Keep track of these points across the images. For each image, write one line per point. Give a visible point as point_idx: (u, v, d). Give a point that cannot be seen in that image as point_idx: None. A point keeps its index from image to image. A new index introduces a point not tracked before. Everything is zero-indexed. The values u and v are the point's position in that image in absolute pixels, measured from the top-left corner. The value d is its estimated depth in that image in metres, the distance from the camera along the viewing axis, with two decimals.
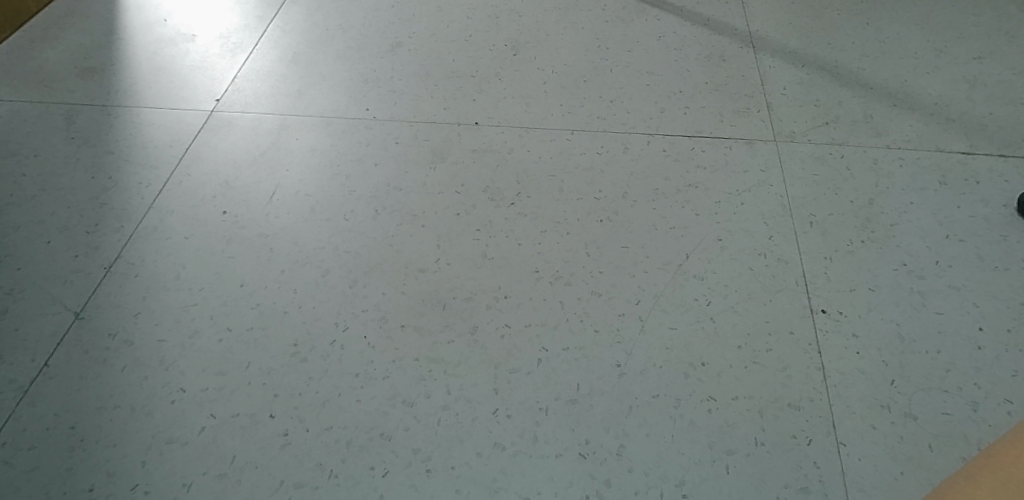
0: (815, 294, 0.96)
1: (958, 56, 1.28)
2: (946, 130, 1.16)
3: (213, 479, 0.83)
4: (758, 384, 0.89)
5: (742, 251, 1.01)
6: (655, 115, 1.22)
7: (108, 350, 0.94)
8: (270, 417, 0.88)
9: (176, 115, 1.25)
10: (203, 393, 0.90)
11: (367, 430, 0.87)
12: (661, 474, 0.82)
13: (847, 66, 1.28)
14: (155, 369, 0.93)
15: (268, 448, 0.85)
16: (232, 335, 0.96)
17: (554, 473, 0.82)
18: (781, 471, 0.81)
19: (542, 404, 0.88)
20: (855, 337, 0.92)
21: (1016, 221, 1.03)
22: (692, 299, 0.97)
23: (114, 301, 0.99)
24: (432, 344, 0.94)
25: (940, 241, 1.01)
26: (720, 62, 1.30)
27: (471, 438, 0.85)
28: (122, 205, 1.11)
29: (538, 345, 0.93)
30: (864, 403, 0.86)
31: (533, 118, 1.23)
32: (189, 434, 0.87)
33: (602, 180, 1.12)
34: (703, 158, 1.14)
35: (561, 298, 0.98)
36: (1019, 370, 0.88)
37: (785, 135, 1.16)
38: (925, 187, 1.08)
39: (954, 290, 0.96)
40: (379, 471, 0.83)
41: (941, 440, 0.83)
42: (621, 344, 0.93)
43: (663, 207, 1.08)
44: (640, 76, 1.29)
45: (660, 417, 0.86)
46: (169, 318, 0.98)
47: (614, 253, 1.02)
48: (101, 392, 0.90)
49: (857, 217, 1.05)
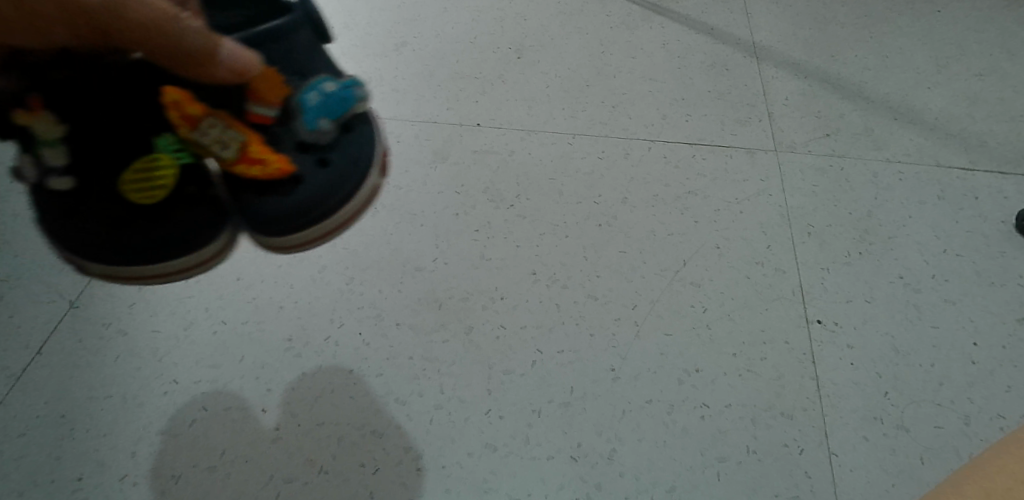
0: (811, 305, 0.96)
1: (960, 73, 1.28)
2: (947, 145, 1.16)
3: (205, 472, 0.84)
4: (751, 393, 0.89)
5: (740, 259, 1.01)
6: (656, 121, 1.22)
7: (102, 339, 0.94)
8: (262, 411, 0.88)
9: None
10: (196, 386, 0.90)
11: (359, 427, 0.87)
12: (652, 479, 0.83)
13: (850, 78, 1.28)
14: (148, 360, 0.92)
15: (260, 441, 0.86)
16: (227, 328, 0.95)
17: (545, 475, 0.84)
18: (771, 480, 0.83)
19: (535, 406, 0.88)
20: (850, 348, 0.92)
21: (1013, 238, 1.03)
22: (688, 305, 0.97)
23: (108, 291, 0.98)
24: (427, 344, 0.93)
25: (938, 255, 1.01)
26: (723, 70, 1.31)
27: (462, 438, 0.86)
28: None
29: (534, 347, 0.93)
30: (857, 415, 0.87)
31: (535, 120, 1.23)
32: (181, 426, 0.87)
33: (602, 185, 1.12)
34: (703, 166, 1.14)
35: (558, 301, 0.98)
36: (1013, 385, 0.89)
37: (786, 145, 1.16)
38: (924, 200, 1.08)
39: (950, 305, 0.96)
40: (370, 469, 0.84)
41: (932, 454, 0.84)
42: (616, 348, 0.93)
43: (662, 213, 1.08)
44: (643, 82, 1.29)
45: (652, 422, 0.87)
46: (163, 308, 0.97)
47: (612, 258, 1.02)
48: (94, 382, 0.91)
49: (856, 229, 1.05)
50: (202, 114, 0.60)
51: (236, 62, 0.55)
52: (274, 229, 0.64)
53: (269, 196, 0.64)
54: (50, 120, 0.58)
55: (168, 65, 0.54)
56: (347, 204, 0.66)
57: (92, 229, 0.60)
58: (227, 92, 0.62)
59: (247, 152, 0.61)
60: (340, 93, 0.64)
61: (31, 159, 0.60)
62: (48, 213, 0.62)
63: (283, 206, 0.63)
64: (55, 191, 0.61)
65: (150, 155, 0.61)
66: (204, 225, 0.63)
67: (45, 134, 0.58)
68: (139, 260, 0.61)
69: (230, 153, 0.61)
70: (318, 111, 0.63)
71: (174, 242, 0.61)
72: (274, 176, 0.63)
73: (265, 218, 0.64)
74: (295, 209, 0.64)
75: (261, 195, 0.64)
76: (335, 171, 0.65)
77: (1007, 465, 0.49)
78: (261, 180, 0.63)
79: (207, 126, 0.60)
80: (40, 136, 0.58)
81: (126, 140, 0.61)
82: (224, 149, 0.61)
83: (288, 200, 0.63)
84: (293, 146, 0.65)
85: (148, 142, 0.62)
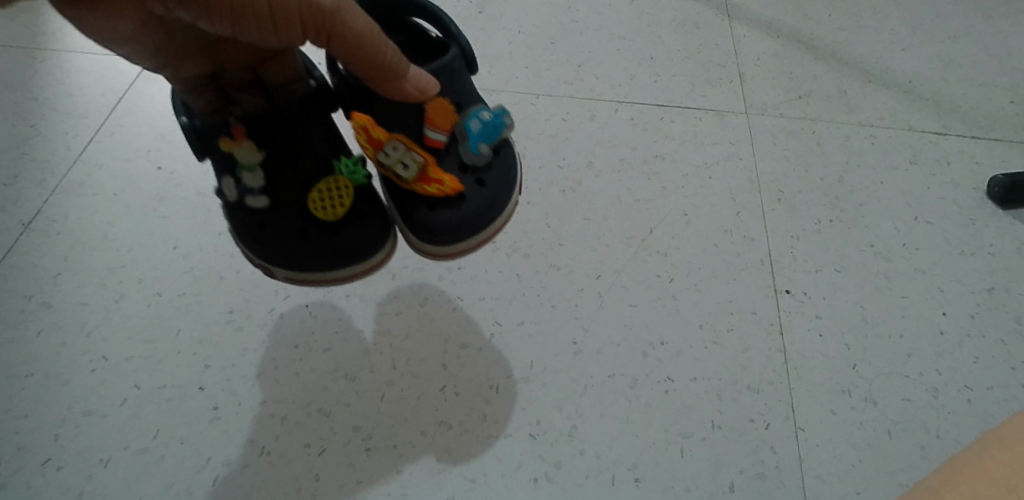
0: (780, 274, 0.93)
1: (934, 34, 1.24)
2: (920, 109, 1.12)
3: (135, 455, 0.78)
4: (717, 366, 0.85)
5: (708, 227, 0.97)
6: (624, 82, 1.16)
7: (23, 313, 0.87)
8: (200, 389, 0.82)
9: (111, 61, 1.12)
10: (127, 363, 0.83)
11: (305, 405, 0.81)
12: (614, 457, 0.80)
13: (824, 39, 1.23)
14: (75, 334, 0.85)
15: (198, 422, 0.80)
16: (162, 300, 0.88)
17: (503, 454, 0.79)
18: (735, 457, 0.80)
19: (493, 382, 0.83)
20: (818, 319, 0.89)
21: (986, 205, 1.01)
22: (654, 275, 0.93)
23: (31, 261, 0.91)
24: (378, 316, 0.88)
25: (909, 223, 0.99)
26: (694, 28, 1.25)
27: (415, 416, 0.81)
28: (45, 156, 1.01)
29: (492, 319, 0.88)
30: (824, 388, 0.84)
31: (497, 79, 1.16)
32: (110, 406, 0.81)
33: (566, 148, 1.06)
34: (673, 129, 1.09)
35: (518, 270, 0.92)
36: (980, 356, 0.87)
37: (757, 108, 1.12)
38: (895, 166, 1.05)
39: (920, 274, 0.94)
40: (316, 450, 0.79)
41: (899, 427, 0.82)
42: (579, 320, 0.88)
43: (629, 179, 1.03)
44: (611, 40, 1.23)
45: (615, 397, 0.83)
46: (92, 280, 0.90)
47: (576, 226, 0.97)
48: (13, 359, 0.83)
49: (827, 196, 1.01)
50: (385, 137, 0.74)
51: (420, 82, 0.72)
52: (444, 240, 0.77)
53: (440, 210, 0.76)
54: (250, 146, 0.73)
55: (364, 76, 0.69)
56: (499, 219, 0.80)
57: (286, 240, 0.74)
58: (406, 122, 0.76)
59: (426, 173, 0.74)
60: (494, 121, 0.79)
61: (234, 182, 0.75)
62: (245, 227, 0.75)
63: (453, 217, 0.76)
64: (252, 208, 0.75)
65: (331, 180, 0.75)
66: (371, 238, 0.76)
67: (246, 157, 0.73)
68: (323, 268, 0.75)
69: (411, 173, 0.74)
70: (479, 138, 0.78)
71: (347, 253, 0.74)
72: (445, 193, 0.75)
73: (436, 230, 0.76)
74: (466, 220, 0.77)
75: (432, 210, 0.76)
76: (492, 191, 0.78)
77: (990, 468, 0.48)
78: (434, 197, 0.76)
79: (391, 148, 0.74)
80: (242, 159, 0.73)
81: (317, 166, 0.75)
82: (405, 171, 0.74)
83: (458, 213, 0.76)
84: (455, 167, 0.78)
85: (331, 167, 0.76)
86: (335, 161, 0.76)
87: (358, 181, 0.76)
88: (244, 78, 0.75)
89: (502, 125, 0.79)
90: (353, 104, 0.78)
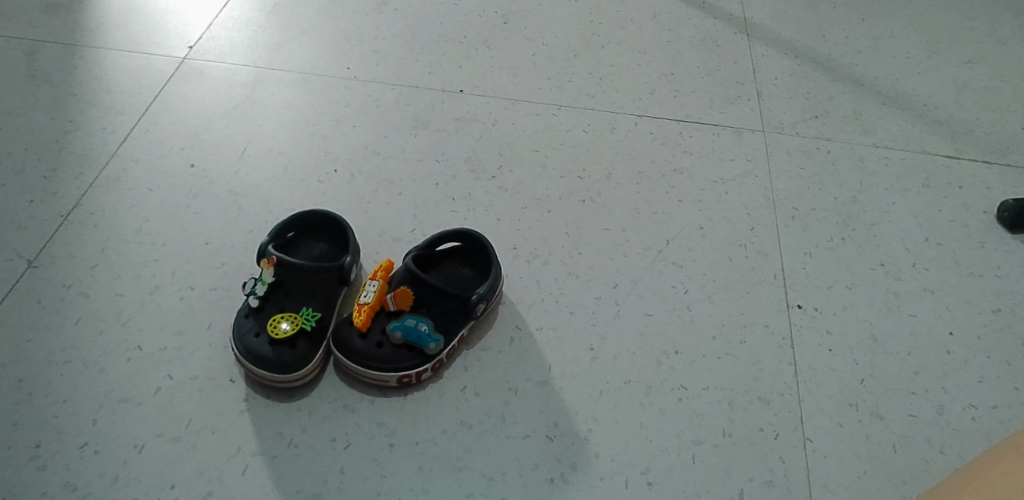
0: (792, 289, 0.96)
1: (949, 59, 1.27)
2: (933, 132, 1.15)
3: (168, 442, 0.80)
4: (729, 376, 0.88)
5: (723, 242, 1.00)
6: (644, 96, 1.19)
7: (62, 301, 0.90)
8: (230, 381, 0.85)
9: (146, 60, 1.17)
10: (160, 353, 0.87)
11: (331, 400, 0.84)
12: (628, 460, 0.81)
13: (840, 61, 1.26)
14: (112, 324, 0.88)
15: (227, 412, 0.82)
16: (195, 294, 0.92)
17: (521, 454, 0.81)
18: (747, 464, 0.82)
19: (512, 384, 0.86)
20: (829, 334, 0.92)
21: (994, 230, 1.03)
22: (670, 286, 0.96)
23: (70, 251, 0.94)
24: None
25: (919, 244, 1.01)
26: (713, 45, 1.28)
27: (437, 415, 0.83)
28: (83, 149, 1.05)
29: (512, 323, 0.91)
30: (833, 400, 0.87)
31: (521, 89, 1.19)
32: (145, 394, 0.83)
33: (586, 159, 1.10)
34: (690, 143, 1.12)
35: (538, 277, 0.96)
36: (987, 376, 0.89)
37: (774, 126, 1.15)
38: (907, 187, 1.08)
39: (929, 294, 0.96)
40: (340, 444, 0.81)
41: (906, 441, 0.84)
42: (595, 327, 0.91)
43: (646, 191, 1.06)
44: (632, 55, 1.26)
45: (630, 403, 0.85)
46: (128, 272, 0.93)
47: (594, 236, 1.00)
48: (51, 345, 0.86)
49: (840, 214, 1.04)
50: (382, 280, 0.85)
51: None
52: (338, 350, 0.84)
53: (340, 332, 0.84)
54: (270, 273, 0.82)
55: None
56: (408, 360, 0.82)
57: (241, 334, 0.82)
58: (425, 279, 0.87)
59: (362, 308, 0.83)
60: (421, 330, 0.81)
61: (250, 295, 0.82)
62: (254, 317, 0.82)
63: (372, 350, 0.82)
64: (252, 309, 0.83)
65: (289, 314, 0.82)
66: (310, 353, 0.82)
67: (265, 279, 0.82)
68: (253, 365, 0.81)
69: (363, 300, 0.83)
70: (403, 329, 0.81)
71: (262, 358, 0.80)
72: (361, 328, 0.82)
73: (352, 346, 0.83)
74: (341, 346, 0.83)
75: (358, 337, 0.83)
76: (403, 349, 0.82)
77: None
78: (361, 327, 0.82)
79: (368, 287, 0.84)
80: (263, 280, 0.82)
81: (318, 302, 0.84)
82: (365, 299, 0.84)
83: (348, 339, 0.83)
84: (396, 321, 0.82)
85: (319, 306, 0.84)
86: (314, 303, 0.83)
87: (315, 322, 0.83)
88: (325, 219, 0.90)
89: (427, 344, 0.82)
90: (441, 272, 0.90)
